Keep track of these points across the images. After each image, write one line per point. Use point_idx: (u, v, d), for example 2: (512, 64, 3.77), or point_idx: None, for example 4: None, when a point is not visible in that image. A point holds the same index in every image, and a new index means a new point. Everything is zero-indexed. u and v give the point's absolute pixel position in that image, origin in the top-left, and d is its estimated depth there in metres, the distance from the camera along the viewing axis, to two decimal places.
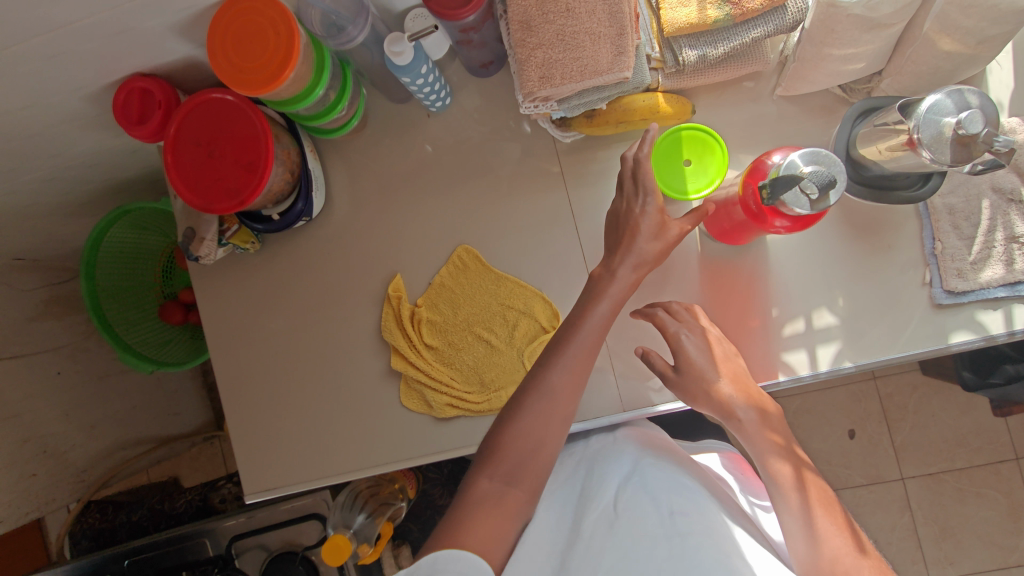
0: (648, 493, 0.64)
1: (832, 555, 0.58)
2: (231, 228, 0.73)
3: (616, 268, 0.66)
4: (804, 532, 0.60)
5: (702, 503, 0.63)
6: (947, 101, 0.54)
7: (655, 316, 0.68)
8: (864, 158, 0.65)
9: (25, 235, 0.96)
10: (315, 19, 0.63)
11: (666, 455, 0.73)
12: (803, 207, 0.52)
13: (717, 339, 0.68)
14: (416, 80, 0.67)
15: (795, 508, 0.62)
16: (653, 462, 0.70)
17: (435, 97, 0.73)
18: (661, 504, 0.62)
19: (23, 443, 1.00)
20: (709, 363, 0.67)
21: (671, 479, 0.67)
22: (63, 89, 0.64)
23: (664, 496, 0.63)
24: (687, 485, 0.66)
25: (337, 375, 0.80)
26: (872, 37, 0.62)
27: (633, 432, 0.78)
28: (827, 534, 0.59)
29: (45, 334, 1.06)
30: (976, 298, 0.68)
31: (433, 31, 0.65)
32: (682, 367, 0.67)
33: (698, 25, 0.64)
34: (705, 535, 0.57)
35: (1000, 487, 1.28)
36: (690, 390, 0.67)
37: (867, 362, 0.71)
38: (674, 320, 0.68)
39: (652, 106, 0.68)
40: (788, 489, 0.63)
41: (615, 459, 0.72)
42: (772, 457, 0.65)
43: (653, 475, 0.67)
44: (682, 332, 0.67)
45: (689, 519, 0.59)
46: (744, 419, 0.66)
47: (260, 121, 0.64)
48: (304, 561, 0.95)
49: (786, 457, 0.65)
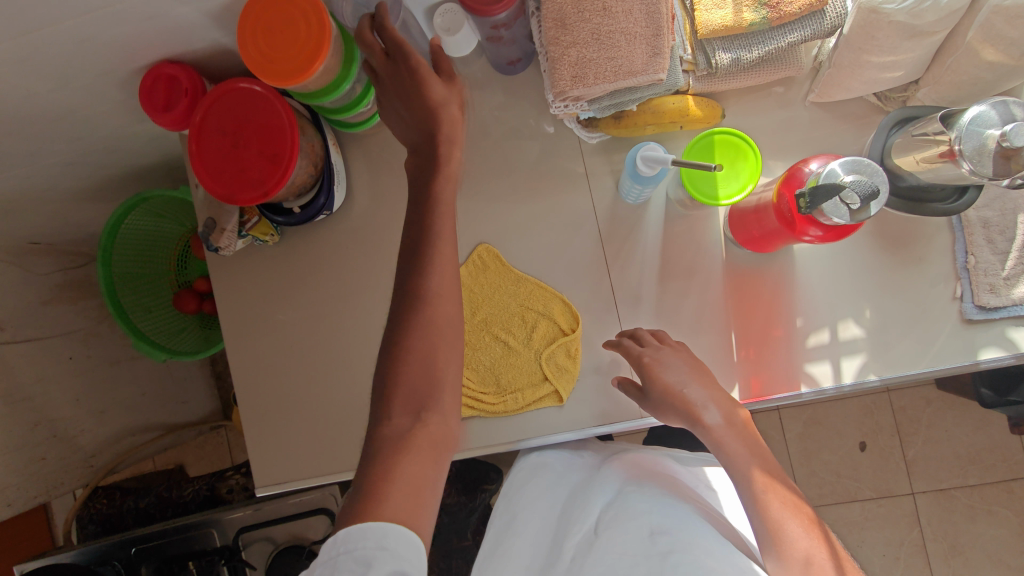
0: (630, 519, 0.66)
1: (802, 556, 0.57)
2: (251, 219, 0.73)
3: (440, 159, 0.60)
4: (779, 539, 0.58)
5: (683, 520, 0.64)
6: (991, 112, 0.53)
7: (621, 346, 0.68)
8: (899, 168, 0.64)
9: (45, 218, 0.97)
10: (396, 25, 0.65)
11: (649, 481, 0.74)
12: (842, 216, 0.51)
13: (680, 353, 0.67)
14: (643, 188, 0.68)
15: (768, 517, 0.60)
16: (636, 488, 0.72)
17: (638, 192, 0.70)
18: (642, 528, 0.64)
19: (34, 426, 1.00)
20: (667, 378, 0.64)
21: (654, 500, 0.68)
22: (87, 73, 0.64)
23: (645, 518, 0.65)
24: (666, 506, 0.67)
25: (350, 373, 0.79)
26: (912, 45, 0.60)
27: (621, 459, 0.80)
28: (798, 538, 0.58)
29: (59, 318, 1.06)
30: (1008, 315, 0.66)
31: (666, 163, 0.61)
32: (648, 384, 0.65)
33: (733, 27, 0.63)
34: (686, 549, 0.58)
35: (1012, 505, 1.27)
36: (658, 403, 0.65)
37: (892, 376, 0.70)
38: (637, 344, 0.68)
39: (682, 109, 0.67)
40: (761, 499, 0.61)
41: (598, 488, 0.74)
42: (745, 466, 0.62)
43: (635, 501, 0.69)
44: (647, 354, 0.66)
45: (669, 537, 0.60)
46: (712, 423, 0.63)
47: (286, 112, 0.63)
48: (310, 556, 0.97)
49: (765, 471, 0.62)
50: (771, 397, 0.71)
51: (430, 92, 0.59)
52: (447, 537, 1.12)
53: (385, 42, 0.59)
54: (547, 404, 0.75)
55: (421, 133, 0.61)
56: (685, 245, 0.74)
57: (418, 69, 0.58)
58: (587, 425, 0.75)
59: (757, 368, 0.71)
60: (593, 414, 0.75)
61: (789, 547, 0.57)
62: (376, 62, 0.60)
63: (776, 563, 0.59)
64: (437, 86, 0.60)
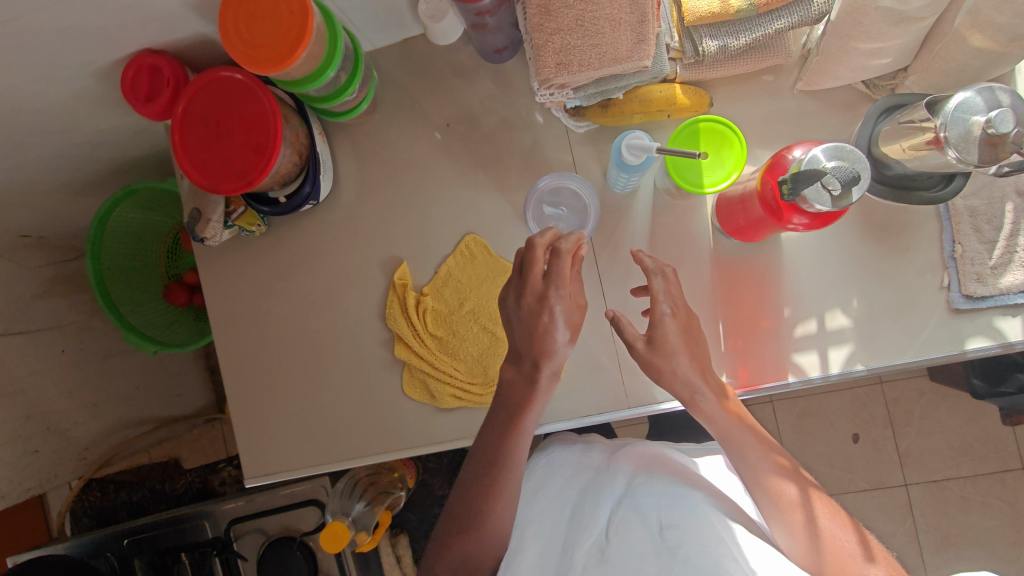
0: (638, 514, 0.65)
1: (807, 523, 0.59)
2: (237, 209, 0.72)
3: (552, 356, 0.63)
4: (783, 509, 0.60)
5: (694, 513, 0.63)
6: (977, 99, 0.53)
7: (657, 278, 0.63)
8: (887, 156, 0.63)
9: (34, 213, 0.96)
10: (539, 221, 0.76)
11: (655, 472, 0.74)
12: (824, 203, 0.51)
13: (690, 319, 0.64)
14: (627, 177, 0.68)
15: (772, 493, 0.61)
16: (644, 480, 0.71)
17: (623, 180, 0.69)
18: (651, 525, 0.63)
19: (25, 420, 1.00)
20: (668, 351, 0.63)
21: (661, 492, 0.68)
22: (69, 64, 0.63)
23: (653, 514, 0.64)
24: (676, 498, 0.66)
25: (339, 365, 0.79)
26: (900, 31, 0.60)
27: (628, 453, 0.80)
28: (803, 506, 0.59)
29: (51, 312, 1.06)
30: (995, 304, 0.66)
31: (649, 151, 0.61)
32: (652, 347, 0.63)
33: (720, 14, 0.62)
34: (696, 542, 0.58)
35: (1005, 496, 1.27)
36: (658, 367, 0.63)
37: (878, 366, 0.69)
38: (664, 295, 0.64)
39: (669, 97, 0.67)
40: (761, 470, 0.62)
41: (607, 484, 0.74)
42: (744, 442, 0.63)
43: (644, 493, 0.68)
44: (667, 308, 0.63)
45: (679, 532, 0.60)
46: (705, 404, 0.63)
47: (268, 100, 0.63)
48: (302, 547, 0.95)
49: (761, 444, 0.63)
50: (758, 387, 0.71)
51: (559, 332, 0.62)
52: None
53: (552, 266, 0.62)
54: None
55: (537, 350, 0.63)
56: (674, 235, 0.74)
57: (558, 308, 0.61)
58: (575, 416, 0.75)
59: (745, 358, 0.71)
60: (582, 406, 0.75)
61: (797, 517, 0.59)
62: (532, 274, 0.63)
63: (782, 532, 0.61)
64: (563, 335, 0.62)
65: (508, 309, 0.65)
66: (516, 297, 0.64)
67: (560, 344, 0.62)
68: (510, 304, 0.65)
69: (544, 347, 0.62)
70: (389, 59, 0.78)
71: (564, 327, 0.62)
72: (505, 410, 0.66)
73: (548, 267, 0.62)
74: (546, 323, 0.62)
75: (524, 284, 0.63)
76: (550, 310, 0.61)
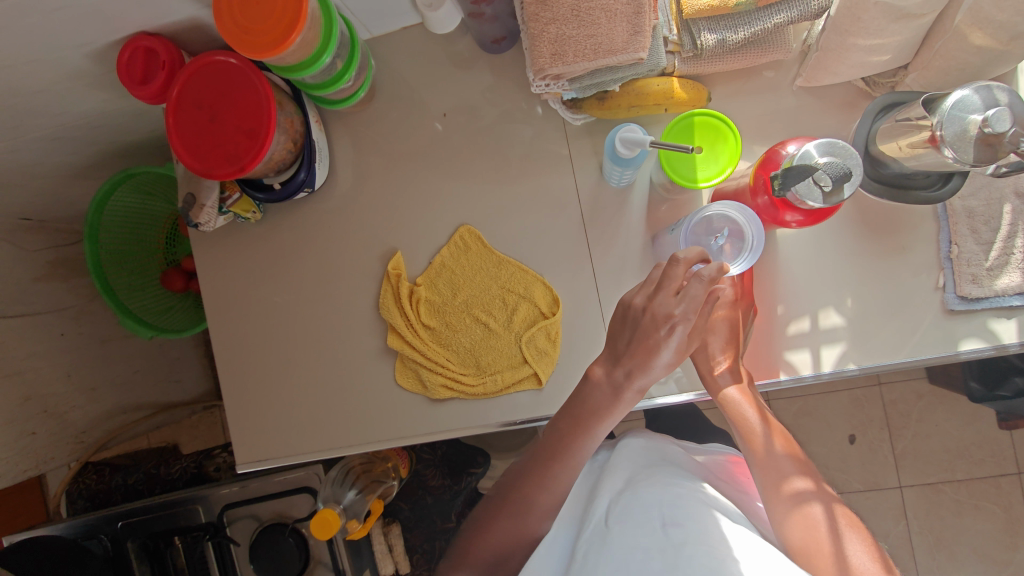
0: (641, 505, 0.62)
1: (807, 517, 0.59)
2: (232, 195, 0.72)
3: (647, 373, 0.62)
4: (790, 501, 0.61)
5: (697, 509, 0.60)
6: (975, 97, 0.52)
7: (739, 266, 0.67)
8: (883, 154, 0.63)
9: (33, 196, 0.97)
10: (699, 225, 0.63)
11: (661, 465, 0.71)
12: (816, 199, 0.52)
13: (749, 301, 0.69)
14: (624, 172, 0.67)
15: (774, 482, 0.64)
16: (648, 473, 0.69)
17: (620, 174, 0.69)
18: (653, 516, 0.59)
19: (23, 401, 1.01)
20: (713, 332, 0.67)
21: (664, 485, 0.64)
22: (64, 45, 0.63)
23: (656, 506, 0.61)
24: (679, 492, 0.63)
25: (332, 353, 0.79)
26: (899, 28, 0.59)
27: (635, 443, 0.80)
28: (802, 502, 0.61)
29: (51, 295, 1.07)
30: (990, 306, 0.66)
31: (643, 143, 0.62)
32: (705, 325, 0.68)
33: (718, 7, 0.62)
34: (699, 540, 0.54)
35: (1000, 501, 1.27)
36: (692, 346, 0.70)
37: (870, 365, 0.69)
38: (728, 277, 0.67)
39: (666, 90, 0.66)
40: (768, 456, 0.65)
41: (612, 475, 0.72)
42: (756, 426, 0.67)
43: (646, 485, 0.65)
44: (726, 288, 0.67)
45: (682, 529, 0.56)
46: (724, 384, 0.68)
47: (262, 85, 0.63)
48: (294, 534, 0.96)
49: (771, 430, 0.67)
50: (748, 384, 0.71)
51: (664, 352, 0.61)
52: (432, 519, 1.13)
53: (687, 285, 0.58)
54: (526, 387, 0.75)
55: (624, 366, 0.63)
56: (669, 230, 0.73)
57: (672, 331, 0.59)
58: None
59: None
60: None
61: (799, 509, 0.60)
62: (664, 287, 0.59)
63: (783, 525, 0.61)
64: (666, 355, 0.61)
65: (624, 311, 0.62)
66: (639, 304, 0.61)
67: (664, 361, 0.61)
68: (629, 307, 0.62)
69: (640, 366, 0.61)
70: (387, 47, 0.77)
71: (670, 352, 0.61)
72: (576, 420, 0.65)
73: (685, 287, 0.58)
74: (658, 341, 0.60)
75: (656, 292, 0.60)
76: (671, 328, 0.59)
